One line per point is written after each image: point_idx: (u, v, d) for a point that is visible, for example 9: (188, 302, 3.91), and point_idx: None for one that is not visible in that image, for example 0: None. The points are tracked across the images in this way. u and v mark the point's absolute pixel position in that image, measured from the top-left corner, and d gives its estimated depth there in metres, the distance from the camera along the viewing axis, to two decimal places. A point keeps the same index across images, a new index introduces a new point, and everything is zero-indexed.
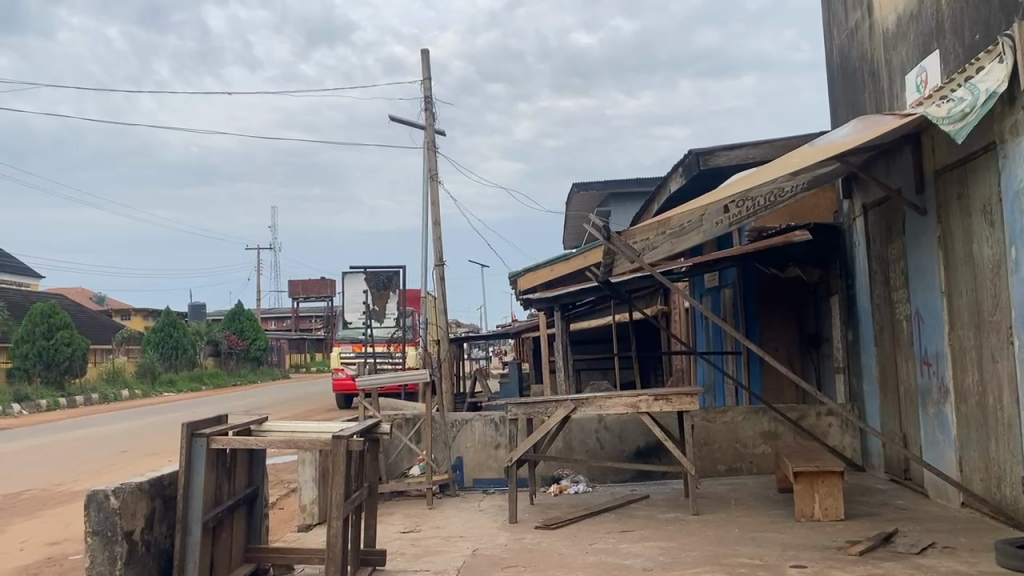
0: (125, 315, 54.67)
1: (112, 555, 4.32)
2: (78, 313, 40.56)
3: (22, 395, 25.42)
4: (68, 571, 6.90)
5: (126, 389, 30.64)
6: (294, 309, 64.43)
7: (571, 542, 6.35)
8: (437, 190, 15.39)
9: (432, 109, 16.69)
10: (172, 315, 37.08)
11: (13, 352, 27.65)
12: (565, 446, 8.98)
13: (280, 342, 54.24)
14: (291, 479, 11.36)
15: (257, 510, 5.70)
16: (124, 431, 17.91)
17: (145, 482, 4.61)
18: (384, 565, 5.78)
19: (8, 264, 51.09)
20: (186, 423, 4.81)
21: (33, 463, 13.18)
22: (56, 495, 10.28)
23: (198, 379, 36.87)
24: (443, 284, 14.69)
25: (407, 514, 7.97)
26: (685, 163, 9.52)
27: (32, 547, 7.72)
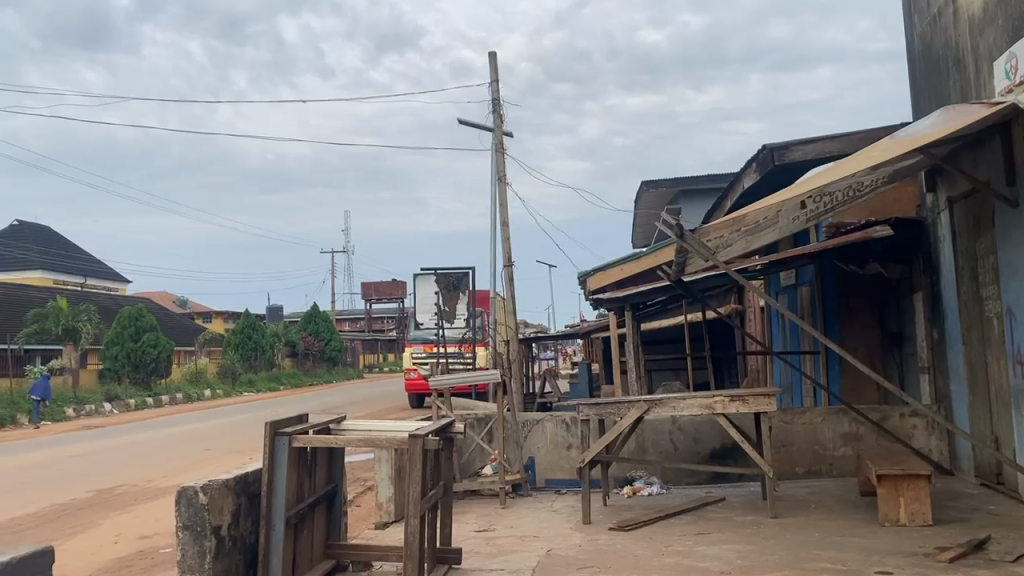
0: (207, 317, 56.72)
1: (201, 549, 4.48)
2: (164, 315, 42.30)
3: (113, 394, 26.68)
4: (159, 563, 7.19)
5: (209, 389, 31.81)
6: (367, 310, 65.64)
7: (646, 544, 6.30)
8: (505, 191, 15.48)
9: (500, 111, 16.80)
10: (251, 317, 38.31)
11: (104, 353, 29.00)
12: (638, 448, 8.91)
13: (353, 342, 55.38)
14: (368, 478, 11.59)
15: (337, 508, 5.84)
16: (209, 429, 18.55)
17: (231, 479, 4.78)
18: (459, 563, 5.85)
19: (99, 269, 53.65)
20: (269, 422, 4.97)
21: (126, 459, 13.82)
22: (147, 491, 10.73)
23: (276, 380, 37.99)
24: (512, 285, 14.76)
25: (481, 513, 8.04)
26: (759, 158, 9.34)
27: (126, 540, 8.08)
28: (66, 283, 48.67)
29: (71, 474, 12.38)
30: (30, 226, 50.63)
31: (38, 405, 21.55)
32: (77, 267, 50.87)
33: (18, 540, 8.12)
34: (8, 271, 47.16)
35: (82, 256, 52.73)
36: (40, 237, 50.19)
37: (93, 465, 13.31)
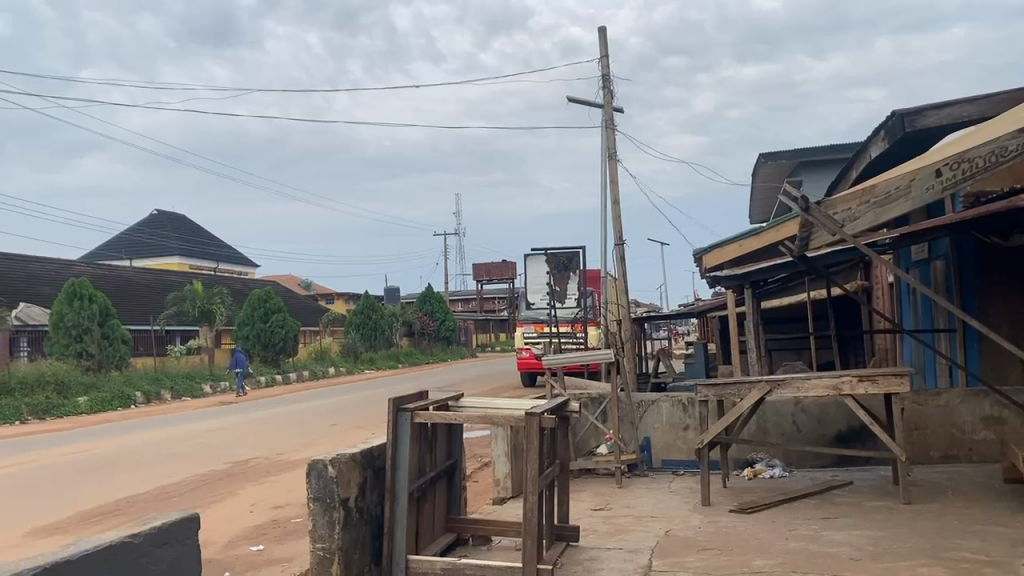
0: (330, 299, 59.10)
1: (331, 520, 4.69)
2: (289, 297, 44.36)
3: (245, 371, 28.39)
4: (291, 532, 7.59)
5: (332, 367, 33.24)
6: (479, 290, 66.58)
7: (769, 527, 6.14)
8: (615, 168, 15.29)
9: (610, 87, 16.57)
10: (370, 297, 39.63)
11: (237, 333, 30.67)
12: (758, 429, 8.67)
13: (467, 323, 56.43)
14: (485, 454, 11.82)
15: (456, 483, 5.98)
16: (332, 406, 19.39)
17: (357, 453, 4.96)
18: (578, 541, 5.87)
19: (230, 255, 56.76)
20: (392, 398, 5.12)
21: (258, 434, 14.64)
22: (278, 463, 11.33)
23: (394, 358, 39.24)
24: (623, 264, 14.60)
25: (597, 492, 8.06)
26: (888, 125, 8.82)
27: (262, 509, 8.56)
28: (200, 268, 51.81)
29: (209, 447, 13.23)
30: (167, 215, 54.09)
31: (242, 374, 25.93)
32: (211, 253, 54.02)
33: (166, 506, 8.76)
34: (149, 257, 50.61)
35: (214, 242, 55.94)
36: (177, 225, 53.61)
37: (228, 438, 14.18)
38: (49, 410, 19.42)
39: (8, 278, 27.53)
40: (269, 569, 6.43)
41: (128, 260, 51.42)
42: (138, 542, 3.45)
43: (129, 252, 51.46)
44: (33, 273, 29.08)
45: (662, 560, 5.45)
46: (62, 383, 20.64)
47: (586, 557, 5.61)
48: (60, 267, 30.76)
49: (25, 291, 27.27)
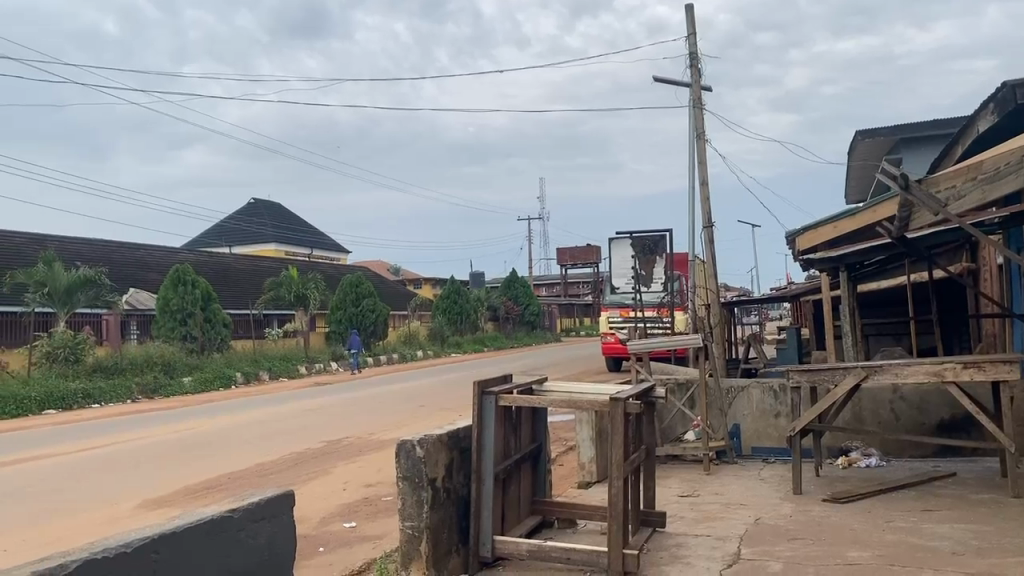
0: (417, 283, 60.18)
1: (419, 499, 4.79)
2: (379, 282, 45.38)
3: (338, 353, 29.36)
4: (382, 510, 7.79)
5: (421, 350, 33.87)
6: (564, 275, 66.44)
7: (865, 518, 5.93)
8: (703, 148, 14.95)
9: (698, 64, 16.18)
10: (457, 282, 40.13)
11: (330, 317, 31.62)
12: (854, 417, 8.37)
13: (551, 307, 56.47)
14: (570, 438, 11.84)
15: (541, 466, 6.01)
16: (420, 388, 19.77)
17: (444, 435, 5.04)
18: (664, 527, 5.81)
19: (323, 241, 58.44)
20: (477, 381, 5.17)
21: (351, 414, 15.12)
22: (371, 443, 11.65)
23: (480, 342, 39.66)
24: (712, 246, 14.30)
25: (685, 478, 7.95)
26: (998, 97, 8.32)
27: (354, 487, 8.83)
28: (294, 254, 53.56)
29: (305, 426, 13.73)
30: (264, 203, 56.09)
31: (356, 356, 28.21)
32: (305, 240, 55.79)
33: (265, 482, 9.15)
34: (247, 244, 52.62)
35: (308, 229, 57.68)
36: (273, 213, 55.58)
37: (322, 419, 14.68)
38: (158, 389, 20.52)
39: (119, 264, 29.15)
40: (362, 545, 6.64)
41: (229, 247, 53.63)
42: (237, 517, 3.61)
43: (229, 239, 53.65)
44: (141, 259, 30.69)
45: (751, 549, 5.34)
46: (169, 364, 21.75)
47: (673, 543, 5.56)
48: (166, 254, 32.36)
49: (134, 277, 28.83)
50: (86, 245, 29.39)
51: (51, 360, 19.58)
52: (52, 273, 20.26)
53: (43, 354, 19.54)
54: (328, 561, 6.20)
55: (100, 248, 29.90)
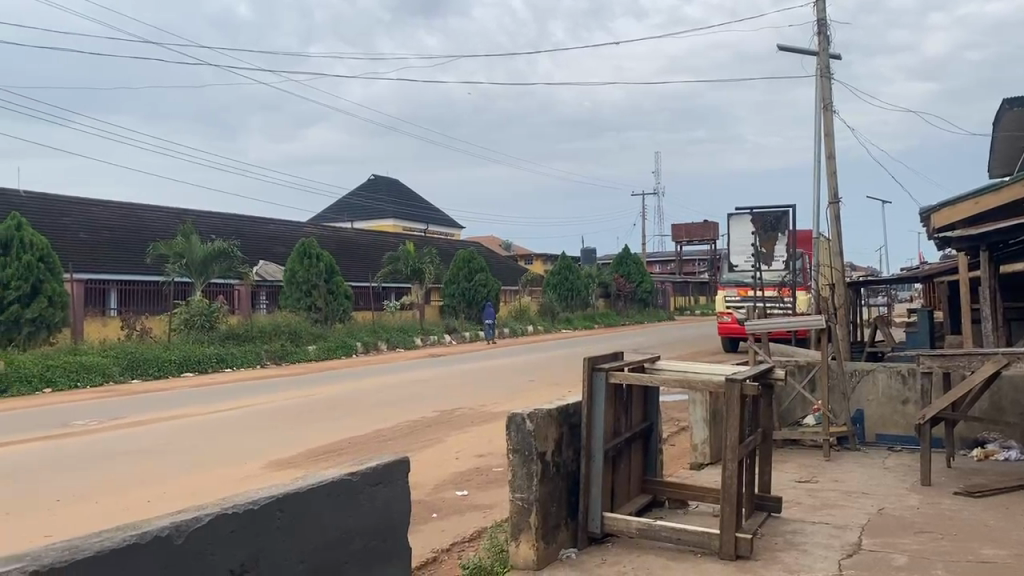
0: (529, 259, 60.53)
1: (529, 472, 4.83)
2: (492, 257, 45.90)
3: (451, 326, 30.00)
4: (493, 481, 7.92)
5: (531, 326, 34.12)
6: (678, 252, 65.09)
7: (1001, 515, 5.54)
8: (830, 120, 14.23)
9: (826, 31, 15.36)
10: (567, 258, 40.12)
11: (444, 291, 32.36)
12: (992, 407, 7.83)
13: (665, 285, 55.51)
14: (682, 419, 11.63)
15: (652, 445, 5.95)
16: (534, 362, 19.91)
17: (555, 409, 5.06)
18: (780, 513, 5.63)
19: (439, 217, 59.67)
20: (588, 358, 5.15)
21: (465, 386, 15.40)
22: (482, 415, 11.83)
23: (591, 319, 39.54)
24: (837, 223, 13.64)
25: (803, 464, 7.68)
26: None
27: (466, 457, 9.03)
28: (411, 229, 54.93)
29: (422, 395, 14.10)
30: (383, 180, 57.76)
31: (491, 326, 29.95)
32: (422, 215, 57.08)
33: (382, 448, 9.48)
34: (367, 219, 54.43)
35: (425, 205, 59.00)
36: (391, 189, 57.17)
37: (438, 389, 15.03)
38: (284, 356, 21.65)
39: (249, 238, 30.75)
40: (473, 514, 6.78)
41: (349, 222, 55.60)
42: (356, 481, 3.75)
43: (350, 214, 55.57)
44: (270, 233, 32.25)
45: (873, 540, 5.10)
46: (295, 332, 22.87)
47: (788, 529, 5.38)
48: (292, 228, 33.88)
49: (263, 249, 30.34)
50: (220, 220, 31.17)
51: (188, 327, 20.94)
52: (189, 246, 21.60)
53: (182, 320, 20.93)
54: (440, 528, 6.37)
55: (233, 221, 31.59)
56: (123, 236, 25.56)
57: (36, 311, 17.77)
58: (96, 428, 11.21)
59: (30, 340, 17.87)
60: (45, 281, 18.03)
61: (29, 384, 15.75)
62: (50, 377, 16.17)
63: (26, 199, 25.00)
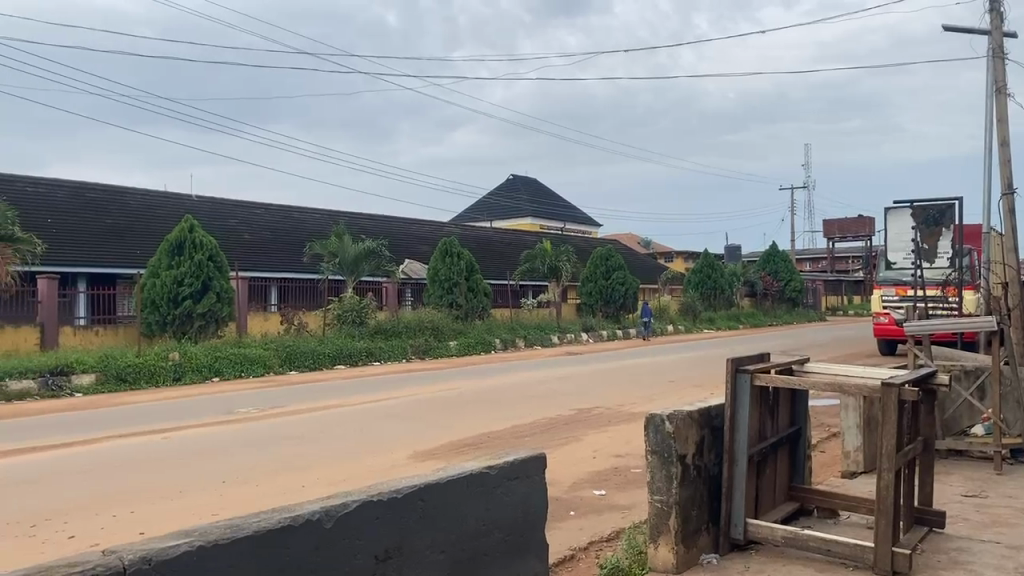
0: (670, 257, 59.43)
1: (669, 475, 4.73)
2: (630, 254, 45.42)
3: (590, 324, 29.95)
4: (631, 481, 7.84)
5: (671, 325, 33.51)
6: (830, 248, 61.85)
7: None
8: (1003, 104, 13.06)
9: (1000, 7, 14.09)
10: (710, 255, 39.09)
11: (582, 289, 32.34)
12: None
13: (815, 283, 52.84)
14: (833, 424, 11.05)
15: (800, 451, 5.69)
16: (673, 362, 19.49)
17: (695, 411, 4.93)
18: (944, 529, 5.21)
19: (577, 215, 59.77)
20: (731, 358, 4.98)
21: (603, 384, 15.32)
22: (621, 414, 11.73)
23: (735, 319, 38.38)
24: (1011, 217, 12.50)
25: (970, 477, 7.10)
26: None
27: (605, 456, 8.97)
28: (549, 228, 55.32)
29: (560, 393, 14.14)
30: (521, 179, 58.52)
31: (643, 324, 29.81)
32: (559, 214, 57.30)
33: (519, 444, 9.58)
34: (507, 218, 55.25)
35: (562, 203, 59.24)
36: (530, 187, 57.81)
37: (576, 386, 15.03)
38: (428, 351, 22.41)
39: (396, 237, 31.97)
40: (611, 513, 6.73)
41: (489, 222, 56.65)
42: (494, 474, 3.82)
43: (489, 214, 56.64)
44: (414, 233, 33.40)
45: None
46: (437, 328, 23.56)
47: (953, 547, 4.99)
48: (435, 228, 34.92)
49: (408, 248, 31.45)
50: (369, 221, 32.58)
51: (341, 321, 22.07)
52: (342, 245, 22.76)
53: (336, 315, 22.10)
54: (579, 526, 6.37)
55: (380, 222, 32.96)
56: (282, 238, 27.23)
57: (207, 307, 19.24)
58: (257, 415, 12.01)
59: (200, 333, 19.38)
60: (215, 278, 19.51)
61: (200, 373, 17.12)
62: (217, 367, 17.49)
63: (198, 203, 27.16)
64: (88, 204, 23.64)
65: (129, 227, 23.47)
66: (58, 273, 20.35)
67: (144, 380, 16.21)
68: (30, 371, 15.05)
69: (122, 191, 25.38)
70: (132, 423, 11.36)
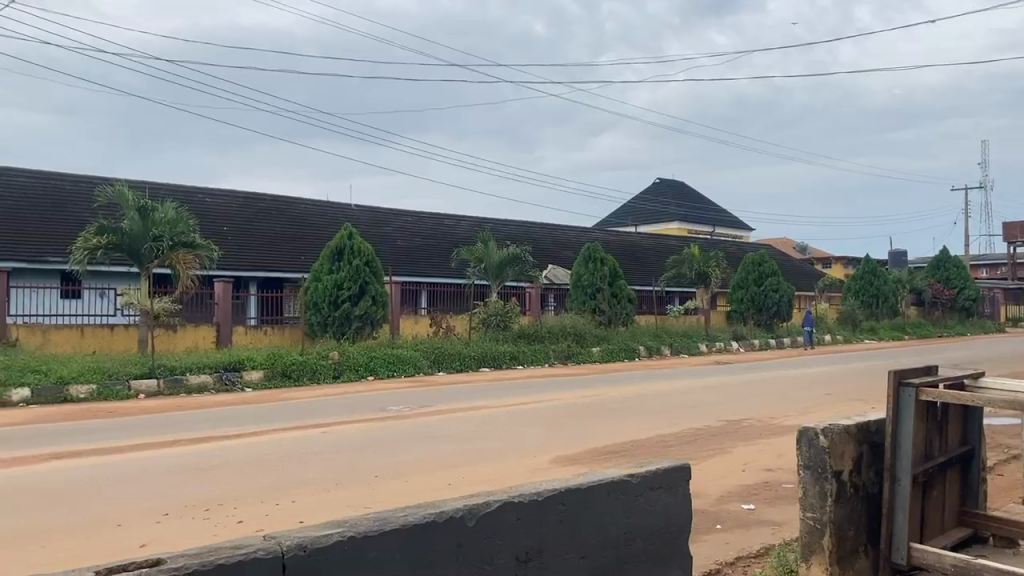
0: (827, 263, 56.46)
1: (822, 491, 4.50)
2: (783, 259, 43.60)
3: (739, 333, 28.95)
4: (783, 497, 7.49)
5: (828, 335, 31.82)
6: (1011, 254, 56.63)
7: None
8: None
9: None
10: (872, 261, 36.80)
11: (732, 296, 31.35)
12: None
13: (993, 292, 48.52)
14: (1014, 446, 10.10)
15: (973, 473, 5.24)
16: (830, 374, 18.49)
17: (853, 425, 4.65)
18: None
19: (728, 219, 58.03)
20: (893, 370, 4.66)
21: (754, 395, 14.74)
22: (773, 427, 11.25)
23: (900, 329, 35.90)
24: None
25: None
26: None
27: (754, 470, 8.63)
28: (697, 233, 54.05)
29: (708, 402, 13.74)
30: (668, 182, 57.57)
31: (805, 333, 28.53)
32: (708, 218, 55.86)
33: (664, 453, 9.40)
34: (653, 223, 54.46)
35: (711, 207, 57.72)
36: (677, 191, 56.77)
37: (725, 396, 14.56)
38: (571, 357, 22.47)
39: (541, 243, 32.28)
40: (760, 529, 6.46)
41: (634, 226, 56.11)
42: (637, 482, 3.76)
43: (635, 218, 56.08)
44: (560, 239, 33.59)
45: None
46: (581, 334, 23.55)
47: None
48: (580, 234, 34.97)
49: (553, 254, 31.68)
50: (515, 227, 33.08)
51: (486, 326, 22.53)
52: (487, 252, 23.24)
53: (481, 319, 22.57)
54: (726, 540, 6.16)
55: (526, 228, 33.37)
56: (433, 244, 28.17)
57: (363, 310, 20.15)
58: (407, 414, 12.47)
59: (358, 334, 20.33)
60: (370, 283, 20.44)
61: (356, 372, 18.01)
62: (371, 366, 18.32)
63: (356, 211, 28.60)
64: (258, 213, 25.45)
65: (294, 234, 25.07)
66: (232, 276, 22.13)
67: (306, 378, 17.23)
68: (208, 367, 16.40)
69: (288, 201, 27.14)
70: (295, 417, 12.11)
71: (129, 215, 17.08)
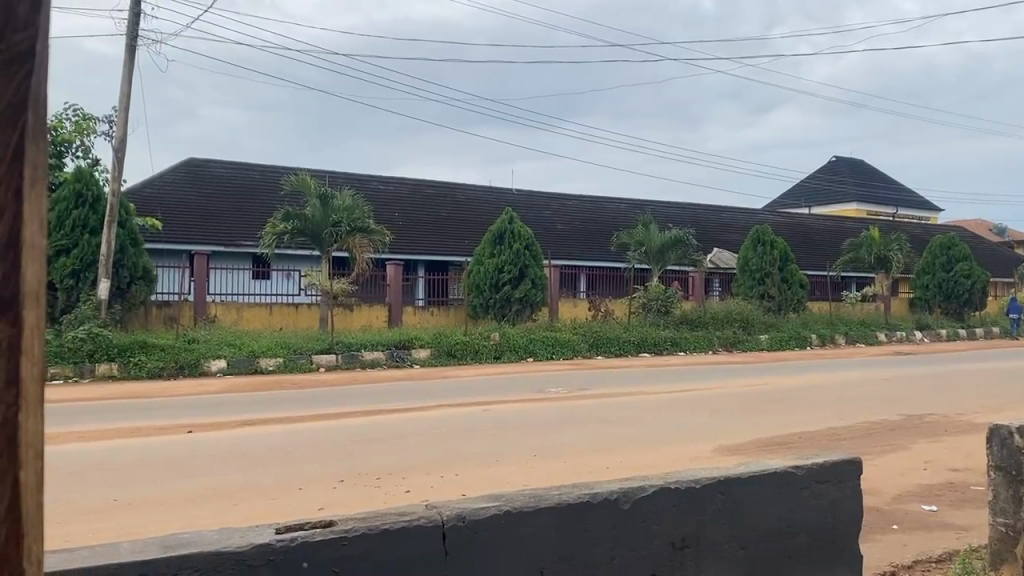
0: None
1: (1017, 495, 4.10)
2: (977, 242, 39.91)
3: (924, 321, 26.79)
4: (970, 500, 6.89)
5: None
6: None
7: None
8: None
9: None
10: None
11: (916, 283, 29.14)
12: None
13: None
14: None
15: None
16: None
17: None
18: None
19: (913, 199, 53.84)
20: None
21: (940, 389, 13.63)
22: (960, 424, 10.38)
23: None
24: None
25: None
26: None
27: (937, 469, 8.00)
28: (878, 214, 50.56)
29: (887, 395, 12.86)
30: (846, 160, 54.17)
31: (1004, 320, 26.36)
32: (890, 198, 52.08)
33: (834, 447, 8.92)
34: (828, 204, 51.53)
35: (894, 186, 53.75)
36: (856, 169, 53.30)
37: (906, 389, 13.59)
38: (736, 343, 21.76)
39: (706, 226, 31.41)
40: (943, 533, 6.00)
41: (807, 207, 53.35)
42: (802, 475, 3.60)
43: (808, 199, 53.29)
44: (726, 221, 32.52)
45: None
46: (747, 320, 22.72)
47: None
48: (747, 216, 33.70)
49: (719, 237, 30.74)
50: (678, 210, 32.37)
51: (646, 310, 22.14)
52: (648, 236, 22.92)
53: (641, 304, 22.18)
54: (902, 541, 5.77)
55: (690, 211, 32.56)
56: (594, 228, 28.15)
57: (523, 292, 20.49)
58: (566, 396, 12.59)
59: (518, 316, 20.71)
60: (530, 266, 20.76)
61: (517, 353, 18.39)
62: (532, 348, 18.63)
63: (518, 196, 29.08)
64: (427, 199, 26.46)
65: (459, 218, 25.86)
66: (402, 259, 23.19)
67: (469, 357, 17.79)
68: (381, 344, 17.33)
69: (454, 187, 28.03)
70: (460, 395, 12.54)
71: (312, 202, 18.30)
